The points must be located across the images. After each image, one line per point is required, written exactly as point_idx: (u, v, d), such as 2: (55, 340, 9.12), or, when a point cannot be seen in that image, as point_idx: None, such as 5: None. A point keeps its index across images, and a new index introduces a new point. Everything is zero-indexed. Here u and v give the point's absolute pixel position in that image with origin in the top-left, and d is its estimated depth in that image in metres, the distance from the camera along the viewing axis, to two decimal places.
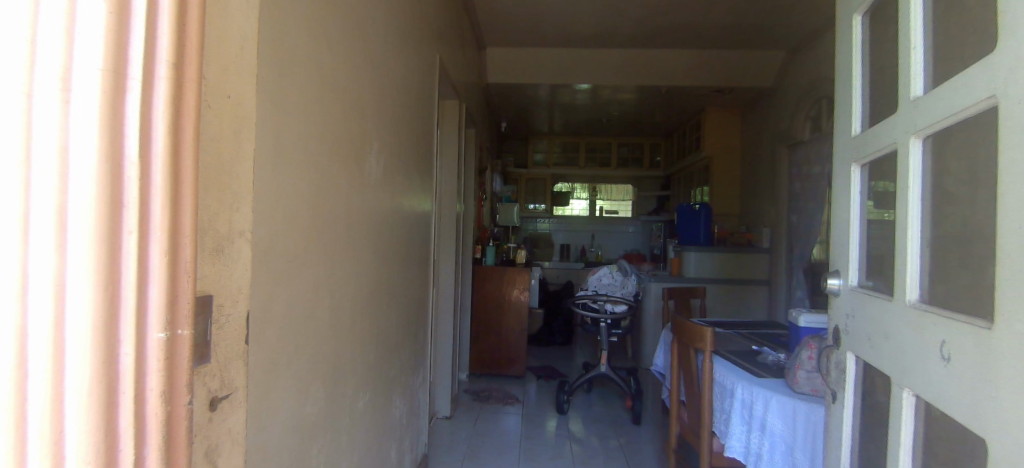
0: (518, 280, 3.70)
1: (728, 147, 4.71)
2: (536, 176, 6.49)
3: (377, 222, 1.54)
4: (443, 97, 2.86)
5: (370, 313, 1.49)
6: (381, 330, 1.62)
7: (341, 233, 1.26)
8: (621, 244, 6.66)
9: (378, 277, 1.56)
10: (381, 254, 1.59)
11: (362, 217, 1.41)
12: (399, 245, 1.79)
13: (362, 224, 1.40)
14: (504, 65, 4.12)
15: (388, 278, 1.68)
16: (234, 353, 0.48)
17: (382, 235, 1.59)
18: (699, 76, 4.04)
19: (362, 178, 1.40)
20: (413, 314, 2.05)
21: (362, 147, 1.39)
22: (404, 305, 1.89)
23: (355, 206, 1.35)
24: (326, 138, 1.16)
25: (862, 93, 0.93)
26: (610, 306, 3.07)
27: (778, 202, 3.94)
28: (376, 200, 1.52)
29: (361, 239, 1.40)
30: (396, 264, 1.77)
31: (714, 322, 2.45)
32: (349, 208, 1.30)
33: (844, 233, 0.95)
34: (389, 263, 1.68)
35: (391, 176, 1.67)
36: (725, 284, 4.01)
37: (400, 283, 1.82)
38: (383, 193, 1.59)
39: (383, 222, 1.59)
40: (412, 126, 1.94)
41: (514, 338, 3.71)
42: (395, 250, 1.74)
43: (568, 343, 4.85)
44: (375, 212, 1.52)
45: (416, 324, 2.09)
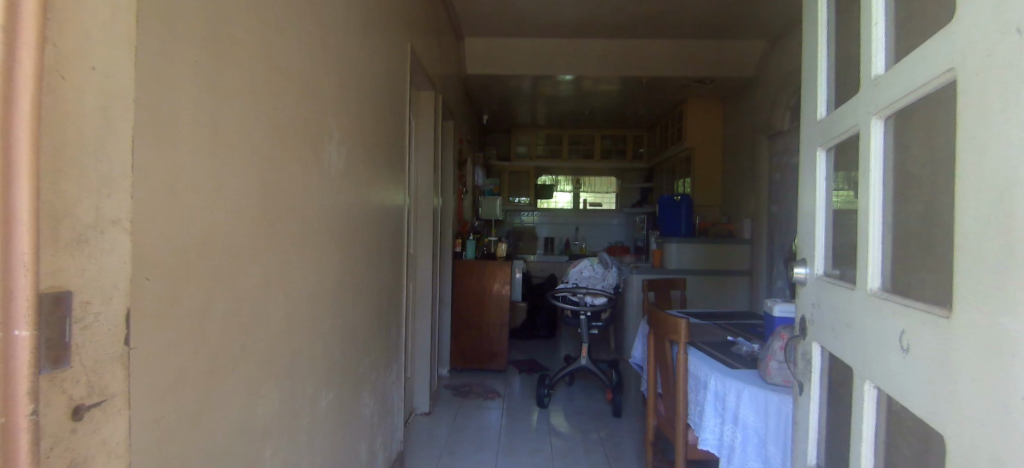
0: (499, 273, 3.66)
1: (710, 138, 4.71)
2: (520, 169, 6.44)
3: (340, 216, 1.48)
4: (418, 88, 2.79)
5: (333, 310, 1.44)
6: (348, 327, 1.57)
7: (297, 227, 1.20)
8: (605, 237, 6.66)
9: (342, 272, 1.51)
10: (346, 250, 1.54)
11: (322, 211, 1.35)
12: (366, 239, 1.73)
13: (321, 219, 1.35)
14: (484, 55, 4.05)
15: (355, 273, 1.63)
16: (111, 359, 0.50)
17: (346, 230, 1.53)
18: (678, 66, 4.02)
19: (322, 169, 1.35)
20: (385, 311, 2.01)
21: (320, 138, 1.33)
22: (374, 302, 1.84)
23: (313, 199, 1.30)
24: (277, 127, 1.10)
25: (827, 74, 0.90)
26: (590, 298, 3.02)
27: (759, 192, 3.95)
28: (339, 192, 1.47)
29: (321, 234, 1.35)
30: (364, 259, 1.71)
31: (692, 313, 2.44)
32: (305, 202, 1.25)
33: (810, 221, 0.93)
34: (355, 257, 1.63)
35: (356, 167, 1.61)
36: (707, 275, 4.01)
37: (368, 279, 1.77)
38: (347, 186, 1.53)
39: (348, 215, 1.54)
40: (381, 117, 1.88)
41: (496, 332, 3.68)
42: (361, 246, 1.68)
43: (552, 336, 4.84)
44: (338, 205, 1.47)
45: (388, 319, 2.04)
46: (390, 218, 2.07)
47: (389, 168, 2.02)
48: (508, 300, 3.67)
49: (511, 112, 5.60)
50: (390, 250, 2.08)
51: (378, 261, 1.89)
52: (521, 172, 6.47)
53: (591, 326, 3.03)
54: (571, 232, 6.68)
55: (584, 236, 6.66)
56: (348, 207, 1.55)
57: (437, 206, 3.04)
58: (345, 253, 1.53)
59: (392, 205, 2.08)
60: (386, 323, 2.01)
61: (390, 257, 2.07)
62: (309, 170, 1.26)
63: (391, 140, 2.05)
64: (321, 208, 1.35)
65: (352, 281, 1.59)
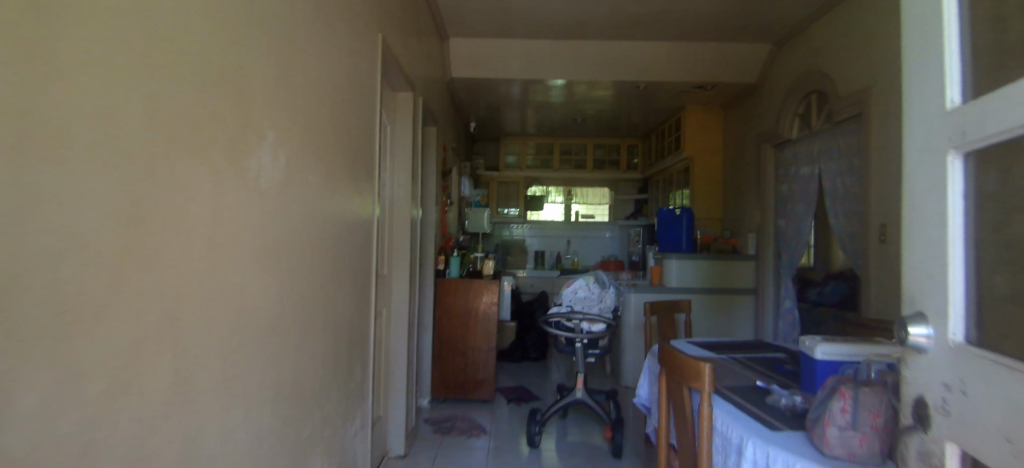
0: (486, 293, 3.34)
1: (710, 147, 4.48)
2: (508, 179, 6.14)
3: (276, 239, 1.16)
4: (393, 88, 2.47)
5: (261, 363, 1.11)
6: (287, 380, 1.24)
7: (199, 259, 0.88)
8: (598, 250, 6.38)
9: (278, 312, 1.18)
10: (285, 280, 1.22)
11: (246, 234, 1.03)
12: (318, 265, 1.41)
13: (244, 244, 1.03)
14: (470, 57, 3.75)
15: (300, 311, 1.30)
16: None
17: (286, 256, 1.22)
18: (676, 71, 3.78)
19: (245, 181, 1.03)
20: (348, 349, 1.68)
21: (242, 140, 1.01)
22: (330, 341, 1.51)
23: (231, 219, 0.98)
24: (170, 120, 0.79)
25: (958, 32, 0.59)
26: (586, 325, 2.70)
27: (764, 205, 3.75)
28: (274, 209, 1.15)
29: (243, 264, 1.03)
30: (315, 290, 1.39)
31: (704, 345, 2.17)
32: (217, 224, 0.93)
33: (933, 261, 0.62)
34: (301, 288, 1.31)
35: (304, 177, 1.30)
36: (709, 294, 3.76)
37: (322, 315, 1.45)
38: (288, 202, 1.21)
39: (287, 240, 1.22)
40: (343, 119, 1.57)
41: (482, 359, 3.35)
42: (311, 274, 1.36)
43: (543, 358, 4.53)
44: (273, 225, 1.15)
45: (353, 358, 1.72)
46: (357, 237, 1.75)
47: (354, 178, 1.71)
48: (495, 323, 3.34)
49: (500, 119, 5.32)
50: (356, 275, 1.76)
51: (337, 289, 1.56)
52: (510, 182, 6.18)
53: (588, 355, 2.72)
54: (562, 245, 6.40)
55: (576, 249, 6.38)
56: (290, 228, 1.23)
57: (416, 221, 2.71)
58: (284, 285, 1.21)
59: (358, 223, 1.76)
60: (350, 363, 1.69)
61: (355, 283, 1.75)
62: (222, 181, 0.94)
63: (358, 147, 1.73)
64: (244, 230, 1.03)
65: (295, 319, 1.27)
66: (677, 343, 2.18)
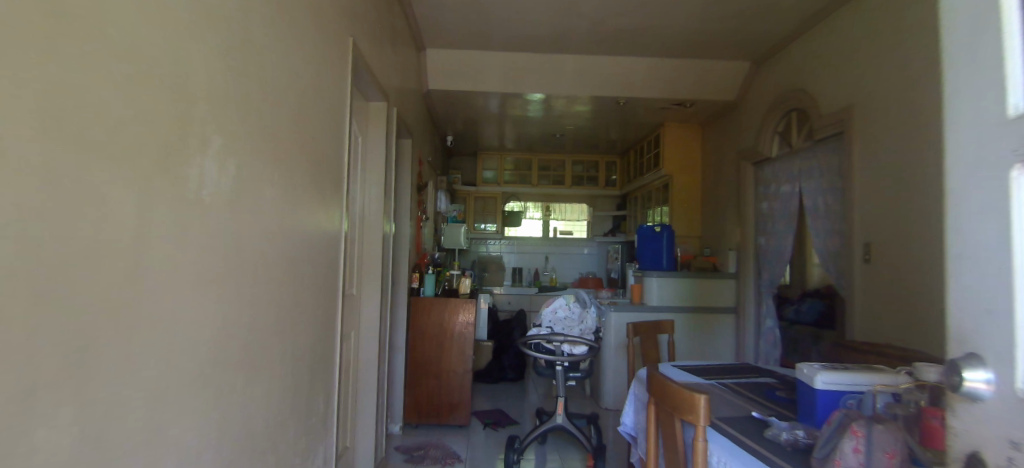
0: (461, 312, 3.19)
1: (688, 165, 4.52)
2: (486, 195, 6.04)
3: (233, 261, 1.02)
4: (366, 97, 2.34)
5: (209, 402, 0.95)
6: (243, 420, 1.08)
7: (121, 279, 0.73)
8: (577, 267, 6.31)
9: (233, 342, 1.04)
10: (243, 307, 1.07)
11: (194, 256, 0.89)
12: (282, 289, 1.27)
13: (192, 269, 0.89)
14: (447, 69, 3.66)
15: (263, 340, 1.16)
16: None
17: (244, 280, 1.07)
18: (656, 89, 3.79)
19: (188, 188, 0.88)
20: (316, 378, 1.53)
21: (182, 141, 0.86)
22: (297, 372, 1.36)
23: (175, 239, 0.84)
24: (88, 122, 0.65)
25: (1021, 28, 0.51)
26: (567, 347, 2.56)
27: (743, 222, 3.80)
28: (230, 226, 1.01)
29: (189, 291, 0.88)
30: (280, 316, 1.25)
31: (691, 369, 2.09)
32: (155, 244, 0.79)
33: (998, 294, 0.52)
34: (263, 316, 1.16)
35: (265, 191, 1.16)
36: (690, 313, 3.74)
37: (288, 344, 1.30)
38: (243, 214, 1.07)
39: (242, 257, 1.07)
40: (307, 128, 1.44)
41: (457, 382, 3.18)
42: (273, 299, 1.22)
43: (520, 378, 4.39)
44: (228, 245, 1.01)
45: (321, 388, 1.57)
46: (325, 257, 1.61)
47: (322, 192, 1.58)
48: (471, 343, 3.19)
49: (477, 133, 5.23)
50: (324, 297, 1.61)
51: (304, 315, 1.42)
52: (487, 197, 6.07)
53: (568, 378, 2.58)
54: (540, 262, 6.30)
55: (554, 266, 6.29)
56: (248, 247, 1.09)
57: (388, 237, 2.57)
58: (241, 314, 1.07)
59: (326, 240, 1.62)
60: (317, 395, 1.53)
61: (324, 306, 1.60)
62: (162, 194, 0.81)
63: (325, 158, 1.60)
64: (192, 252, 0.89)
65: (255, 351, 1.12)
66: (662, 368, 2.08)
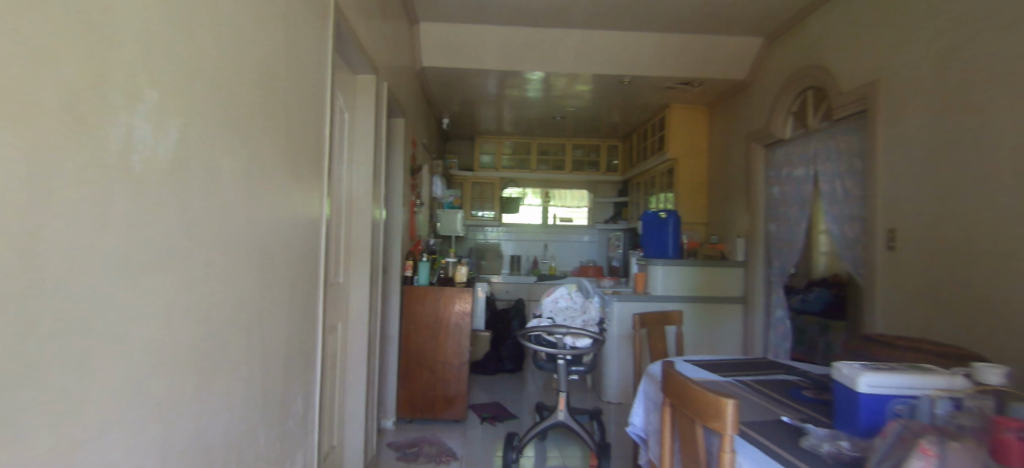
0: (457, 302, 3.03)
1: (694, 149, 4.35)
2: (483, 180, 5.85)
3: (187, 240, 0.84)
4: (353, 69, 2.14)
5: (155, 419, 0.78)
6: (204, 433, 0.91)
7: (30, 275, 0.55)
8: (577, 255, 6.14)
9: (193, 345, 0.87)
10: (203, 297, 0.90)
11: (135, 232, 0.72)
12: (253, 275, 1.09)
13: (132, 248, 0.71)
14: (443, 45, 3.45)
15: (229, 340, 0.99)
16: None
17: (204, 266, 0.90)
18: (665, 68, 3.62)
19: (127, 156, 0.70)
20: (296, 379, 1.36)
21: (121, 97, 0.68)
22: (270, 373, 1.19)
23: (108, 212, 0.67)
24: None
25: None
26: (570, 339, 2.39)
27: (753, 208, 3.64)
28: (185, 199, 0.84)
29: (128, 276, 0.71)
30: (251, 307, 1.08)
31: (708, 365, 1.95)
32: (73, 214, 0.61)
33: None
34: (228, 307, 0.98)
35: (232, 160, 0.98)
36: (696, 303, 3.60)
37: (261, 339, 1.13)
38: (205, 192, 0.89)
39: (203, 242, 0.89)
40: (285, 93, 1.25)
41: (453, 375, 3.03)
42: (242, 288, 1.04)
43: (519, 370, 4.26)
44: (182, 219, 0.83)
45: (301, 390, 1.40)
46: (307, 240, 1.43)
47: (304, 168, 1.40)
48: (468, 334, 3.03)
49: (475, 115, 5.04)
50: (308, 286, 1.44)
51: (283, 306, 1.25)
52: (485, 183, 5.89)
53: (571, 372, 2.41)
54: (539, 250, 6.14)
55: (553, 254, 6.13)
56: (210, 225, 0.91)
57: (379, 222, 2.40)
58: (200, 304, 0.89)
59: (308, 222, 1.44)
60: (296, 397, 1.36)
61: (307, 296, 1.43)
62: (84, 148, 0.62)
63: (307, 129, 1.41)
64: (131, 226, 0.71)
65: (216, 350, 0.95)
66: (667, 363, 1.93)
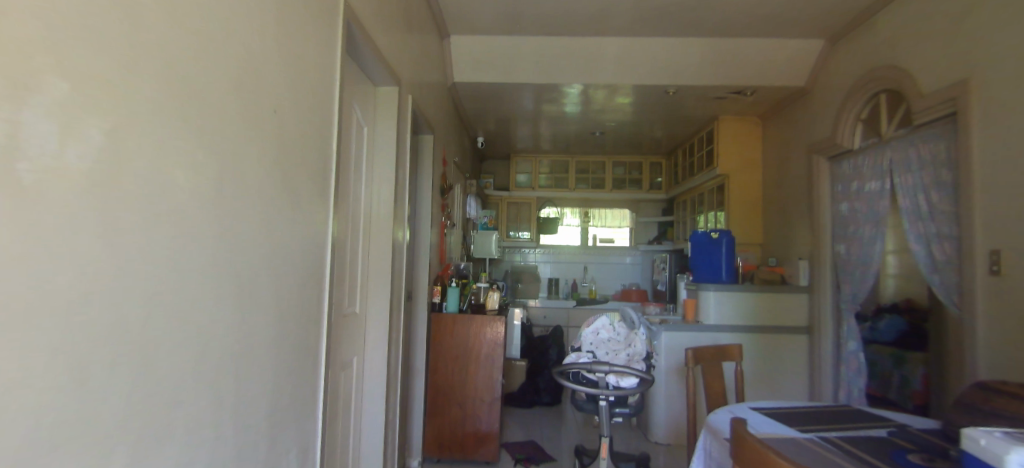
0: (488, 331, 2.81)
1: (747, 164, 4.00)
2: (520, 200, 5.68)
3: (141, 279, 0.68)
4: (375, 82, 2.02)
5: None
6: None
7: None
8: (618, 278, 5.81)
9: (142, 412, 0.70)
10: (161, 349, 0.73)
11: (55, 273, 0.55)
12: (233, 315, 0.92)
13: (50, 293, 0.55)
14: (476, 59, 3.33)
15: (196, 398, 0.82)
16: None
17: (163, 309, 0.73)
18: (712, 77, 3.35)
19: (45, 165, 0.53)
20: (291, 430, 1.19)
21: (36, 90, 0.52)
22: (252, 429, 1.01)
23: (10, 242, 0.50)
24: None
25: None
26: (613, 378, 2.10)
27: (817, 227, 3.23)
28: (142, 229, 0.68)
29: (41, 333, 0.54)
30: (227, 353, 0.91)
31: (781, 413, 1.66)
32: None
33: None
34: (196, 357, 0.82)
35: (207, 179, 0.82)
36: (755, 334, 3.21)
37: (240, 391, 0.96)
38: (167, 219, 0.73)
39: (160, 280, 0.72)
40: (283, 105, 1.11)
41: (484, 411, 2.79)
42: (217, 332, 0.87)
43: (557, 403, 3.98)
44: (136, 254, 0.67)
45: (298, 442, 1.23)
46: (308, 270, 1.27)
47: (306, 189, 1.25)
48: (500, 366, 2.80)
49: (510, 133, 4.91)
50: (308, 322, 1.27)
51: (271, 348, 1.07)
52: (521, 203, 5.71)
53: (614, 415, 2.13)
54: (579, 272, 5.85)
55: (593, 277, 5.83)
56: (174, 259, 0.75)
57: (401, 246, 2.24)
58: (155, 358, 0.72)
59: (310, 249, 1.28)
60: (290, 451, 1.19)
61: (307, 334, 1.26)
62: None
63: (310, 145, 1.27)
64: (50, 265, 0.54)
65: (178, 412, 0.78)
66: (718, 410, 1.62)
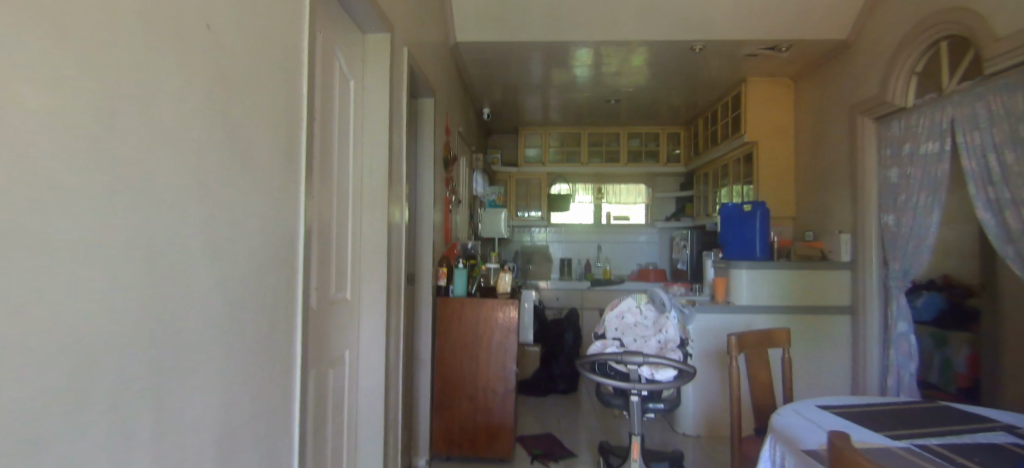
0: (499, 317, 2.55)
1: (779, 130, 3.65)
2: (529, 176, 5.38)
3: None
4: (361, 26, 1.73)
5: None
6: None
7: None
8: (633, 257, 5.52)
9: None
10: None
11: None
12: (135, 310, 0.66)
13: None
14: (479, 16, 3.00)
15: (70, 436, 0.57)
16: None
17: None
18: (744, 30, 2.99)
19: None
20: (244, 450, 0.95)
21: None
22: (180, 459, 0.77)
23: None
24: None
25: None
26: (647, 370, 1.84)
27: (864, 197, 2.87)
28: None
29: None
30: (122, 366, 0.64)
31: (860, 408, 1.43)
32: None
33: None
34: (61, 378, 0.55)
35: (65, 109, 0.55)
36: (790, 315, 2.96)
37: (157, 412, 0.71)
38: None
39: None
40: (217, 25, 0.83)
41: (497, 404, 2.54)
42: (103, 337, 0.61)
43: (573, 390, 3.78)
44: None
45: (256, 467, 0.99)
46: (264, 250, 1.00)
47: (260, 145, 0.98)
48: (514, 355, 2.54)
49: (518, 104, 4.59)
50: (265, 316, 1.01)
51: (204, 352, 0.81)
52: (530, 179, 5.41)
53: (648, 411, 1.87)
54: (592, 252, 5.56)
55: (608, 257, 5.54)
56: None
57: (399, 222, 1.97)
58: None
59: (267, 223, 1.02)
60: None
61: (263, 331, 1.00)
62: None
63: (264, 88, 0.99)
64: None
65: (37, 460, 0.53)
66: (784, 408, 1.42)
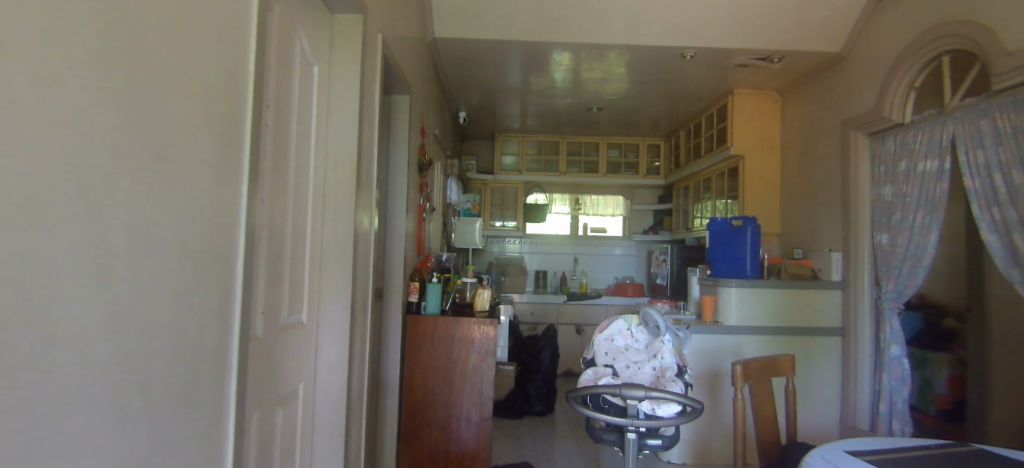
0: (476, 339, 2.30)
1: (764, 143, 3.73)
2: (506, 184, 5.18)
3: None
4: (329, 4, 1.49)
5: None
6: None
7: None
8: (610, 272, 5.37)
9: None
10: None
11: None
12: None
13: None
14: (458, 12, 2.80)
15: None
16: None
17: None
18: (736, 37, 2.91)
19: None
20: None
21: None
22: None
23: None
24: None
25: None
26: (647, 404, 1.63)
27: (856, 215, 2.90)
28: None
29: None
30: None
31: (890, 454, 1.27)
32: None
33: None
34: None
35: None
36: (781, 335, 2.89)
37: None
38: None
39: None
40: None
41: (471, 435, 2.29)
42: None
43: (549, 411, 3.59)
44: None
45: None
46: (183, 270, 0.74)
47: (180, 126, 0.72)
48: (492, 382, 2.29)
49: (496, 109, 4.38)
50: (180, 362, 0.74)
51: (71, 428, 0.54)
52: (506, 187, 5.21)
53: (643, 449, 1.67)
54: (568, 264, 5.39)
55: (583, 269, 5.37)
56: None
57: (368, 232, 1.72)
58: None
59: (189, 232, 0.75)
60: None
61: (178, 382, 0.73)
62: None
63: (191, 48, 0.73)
64: None
65: None
66: (810, 456, 1.25)
